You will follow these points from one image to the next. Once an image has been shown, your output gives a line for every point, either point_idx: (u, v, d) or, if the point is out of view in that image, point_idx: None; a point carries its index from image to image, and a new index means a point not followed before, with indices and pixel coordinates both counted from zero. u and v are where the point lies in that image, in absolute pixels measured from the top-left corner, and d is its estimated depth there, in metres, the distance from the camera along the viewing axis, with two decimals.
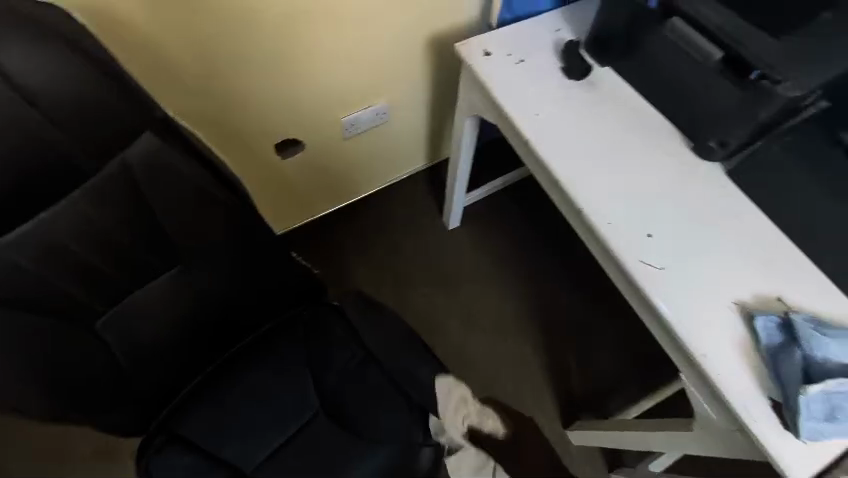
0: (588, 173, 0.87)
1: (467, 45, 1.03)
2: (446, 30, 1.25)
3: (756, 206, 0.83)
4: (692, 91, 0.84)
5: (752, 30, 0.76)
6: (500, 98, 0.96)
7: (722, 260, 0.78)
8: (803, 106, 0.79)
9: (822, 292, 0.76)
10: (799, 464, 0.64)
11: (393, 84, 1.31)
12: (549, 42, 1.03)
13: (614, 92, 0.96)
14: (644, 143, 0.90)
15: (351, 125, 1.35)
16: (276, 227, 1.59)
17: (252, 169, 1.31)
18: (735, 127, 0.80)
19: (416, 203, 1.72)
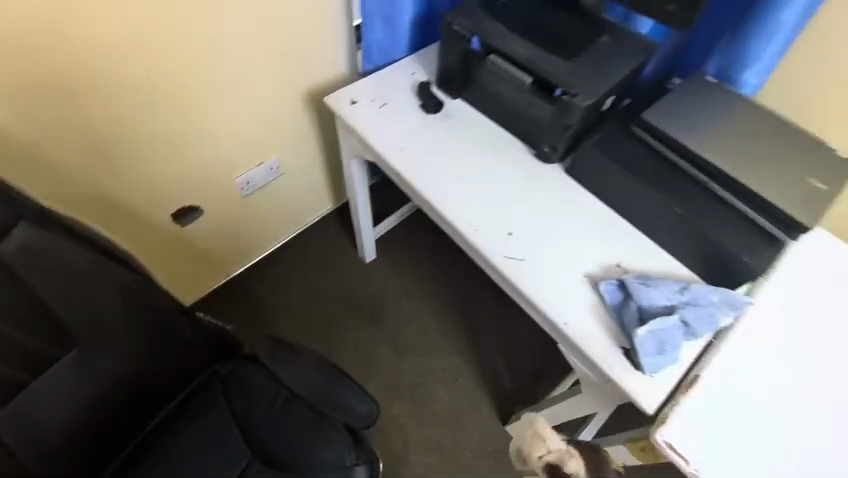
0: (452, 189, 1.01)
1: (336, 97, 1.15)
2: (324, 84, 1.37)
3: (590, 193, 1.00)
4: (520, 110, 1.02)
5: (549, 58, 0.95)
6: (370, 138, 1.08)
7: (570, 242, 0.94)
8: (604, 110, 0.98)
9: (651, 253, 0.92)
10: (650, 395, 0.78)
11: (283, 139, 1.40)
12: (407, 84, 1.18)
13: (464, 118, 1.12)
14: (494, 157, 1.06)
15: (247, 183, 1.42)
16: (184, 294, 1.58)
17: (150, 240, 1.32)
18: (557, 133, 0.97)
19: (331, 243, 1.79)
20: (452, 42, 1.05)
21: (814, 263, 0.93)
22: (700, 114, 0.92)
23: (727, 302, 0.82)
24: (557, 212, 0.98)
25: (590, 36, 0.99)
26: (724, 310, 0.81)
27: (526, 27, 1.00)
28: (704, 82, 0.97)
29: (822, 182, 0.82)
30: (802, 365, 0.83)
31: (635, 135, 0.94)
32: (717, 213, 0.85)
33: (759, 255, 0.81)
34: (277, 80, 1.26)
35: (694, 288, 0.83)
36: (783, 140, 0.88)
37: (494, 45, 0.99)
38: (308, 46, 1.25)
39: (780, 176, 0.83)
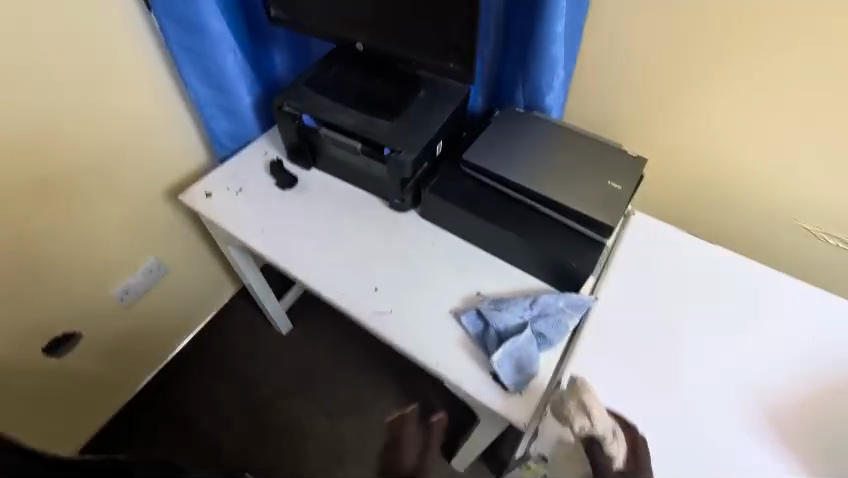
0: (315, 260, 1.04)
1: (190, 193, 1.16)
2: (186, 177, 1.37)
3: (444, 231, 1.08)
4: (364, 170, 1.08)
5: (371, 122, 1.03)
6: (228, 227, 1.10)
7: (432, 283, 1.00)
8: (437, 155, 1.07)
9: (506, 273, 1.01)
10: (522, 411, 0.83)
11: (157, 240, 1.39)
12: (260, 164, 1.22)
13: (319, 187, 1.17)
14: (351, 218, 1.11)
15: (126, 293, 1.38)
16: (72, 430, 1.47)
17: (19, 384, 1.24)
18: (397, 187, 1.04)
19: (244, 325, 1.75)
20: (286, 121, 1.09)
21: (645, 252, 1.06)
22: (515, 145, 1.03)
23: (573, 305, 0.92)
24: (416, 258, 1.04)
25: (408, 93, 1.08)
26: (570, 313, 0.91)
27: (349, 96, 1.07)
28: (517, 115, 1.09)
29: (618, 185, 0.94)
30: (650, 345, 0.94)
31: (468, 175, 1.04)
32: (544, 229, 0.95)
33: (585, 258, 0.91)
34: (130, 188, 1.24)
35: (541, 299, 0.91)
36: (586, 154, 1.00)
37: (322, 119, 1.05)
38: (155, 147, 1.25)
39: (584, 188, 0.95)
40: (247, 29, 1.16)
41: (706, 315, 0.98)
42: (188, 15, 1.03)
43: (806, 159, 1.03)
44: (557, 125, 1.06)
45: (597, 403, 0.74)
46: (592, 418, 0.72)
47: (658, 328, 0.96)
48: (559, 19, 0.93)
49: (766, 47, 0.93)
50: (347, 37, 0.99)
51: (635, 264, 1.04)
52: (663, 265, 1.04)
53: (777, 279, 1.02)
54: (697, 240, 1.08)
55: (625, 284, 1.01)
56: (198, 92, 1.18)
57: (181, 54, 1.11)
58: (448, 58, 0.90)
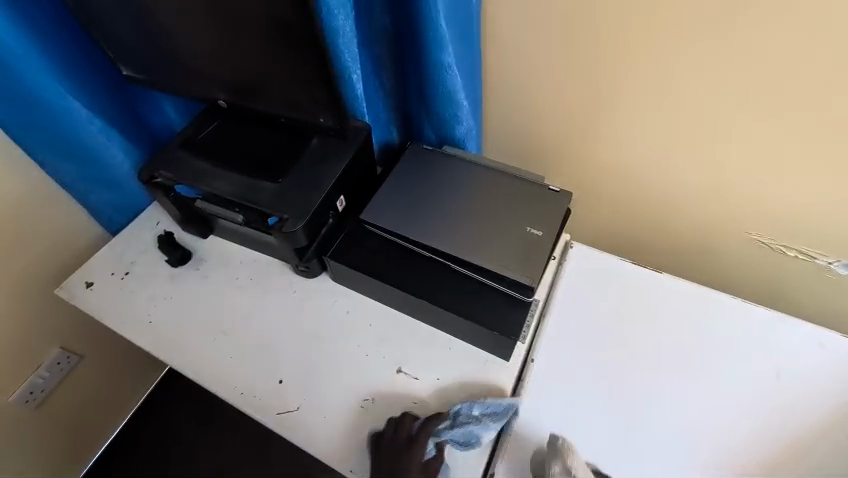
0: (213, 353, 0.90)
1: (68, 284, 1.00)
2: (78, 254, 1.19)
3: (360, 297, 0.95)
4: (259, 238, 0.94)
5: (254, 188, 0.88)
6: (113, 322, 0.95)
7: (348, 366, 0.87)
8: (339, 211, 0.93)
9: (432, 340, 0.88)
10: None
11: (58, 329, 1.22)
12: (151, 237, 1.05)
13: (219, 257, 1.02)
14: (256, 293, 0.97)
15: (31, 393, 1.21)
16: None
17: None
18: (296, 256, 0.90)
19: (186, 392, 1.56)
20: (161, 194, 0.95)
21: (587, 289, 0.93)
22: (423, 190, 0.89)
23: (490, 411, 0.77)
24: (328, 334, 0.91)
25: (297, 145, 0.93)
26: (486, 422, 0.75)
27: (228, 156, 0.93)
28: (426, 153, 0.94)
29: (537, 231, 0.81)
30: (600, 403, 0.82)
31: (372, 231, 0.89)
32: (463, 291, 0.81)
33: (509, 322, 0.78)
34: (6, 282, 1.07)
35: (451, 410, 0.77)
36: (504, 193, 0.87)
37: (198, 189, 0.90)
38: (31, 233, 1.08)
39: (502, 238, 0.82)
40: (109, 90, 0.99)
41: (660, 357, 0.86)
42: (16, 92, 0.86)
43: (789, 157, 0.82)
44: (472, 162, 0.93)
45: (580, 462, 0.70)
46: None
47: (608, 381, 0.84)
48: (444, 45, 0.81)
49: (690, 50, 0.77)
50: (207, 96, 0.85)
51: (577, 305, 0.92)
52: (609, 302, 0.92)
53: (735, 306, 0.91)
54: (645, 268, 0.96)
55: (567, 331, 0.89)
56: (63, 171, 1.01)
57: (26, 140, 0.94)
58: (317, 113, 0.76)
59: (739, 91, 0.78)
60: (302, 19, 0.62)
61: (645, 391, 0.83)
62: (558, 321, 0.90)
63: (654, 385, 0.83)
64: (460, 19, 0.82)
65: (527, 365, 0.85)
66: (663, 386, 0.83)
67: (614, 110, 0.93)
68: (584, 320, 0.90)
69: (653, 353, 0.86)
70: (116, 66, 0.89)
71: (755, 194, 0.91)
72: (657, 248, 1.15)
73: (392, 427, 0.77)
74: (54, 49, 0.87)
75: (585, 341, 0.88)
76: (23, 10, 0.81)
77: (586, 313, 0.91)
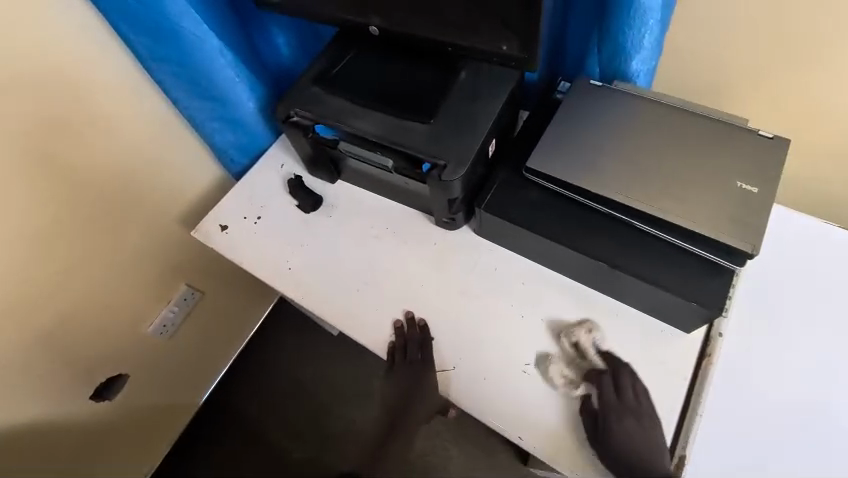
0: (358, 306, 0.87)
1: (203, 227, 0.98)
2: (198, 194, 1.18)
3: (507, 251, 0.87)
4: (402, 185, 0.88)
5: (404, 129, 0.79)
6: (253, 268, 0.93)
7: (502, 326, 0.82)
8: (490, 157, 0.83)
9: (592, 305, 0.81)
10: None
11: (186, 265, 1.25)
12: (279, 181, 1.01)
13: (351, 204, 0.96)
14: (394, 243, 0.91)
15: (164, 326, 1.27)
16: (145, 461, 1.41)
17: (69, 436, 1.17)
18: (445, 207, 0.83)
19: (292, 329, 1.61)
20: (298, 135, 0.88)
21: (773, 256, 0.84)
22: (599, 135, 0.77)
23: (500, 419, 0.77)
24: (477, 292, 0.85)
25: (443, 80, 0.82)
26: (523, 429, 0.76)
27: (370, 94, 0.83)
28: (596, 91, 0.80)
29: (752, 188, 0.69)
30: (784, 388, 0.75)
31: (532, 181, 0.79)
32: (647, 254, 0.72)
33: (707, 291, 0.68)
34: (140, 219, 1.08)
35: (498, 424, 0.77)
36: (699, 142, 0.73)
37: (340, 130, 0.83)
38: (158, 172, 1.07)
39: (704, 196, 0.69)
40: (233, 19, 0.90)
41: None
42: (152, 15, 0.80)
43: None
44: (655, 103, 0.78)
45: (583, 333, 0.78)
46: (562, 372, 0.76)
47: (801, 357, 0.77)
48: None
49: None
50: (356, 21, 0.74)
51: (762, 274, 0.82)
52: (798, 271, 0.82)
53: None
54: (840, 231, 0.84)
55: (752, 302, 0.81)
56: (190, 104, 0.97)
57: (158, 68, 0.90)
58: (499, 40, 0.65)
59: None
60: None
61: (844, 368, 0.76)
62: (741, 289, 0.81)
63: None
64: None
65: (712, 338, 0.77)
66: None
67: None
68: (770, 289, 0.81)
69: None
70: None
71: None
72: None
73: (414, 331, 0.82)
74: None
75: (772, 313, 0.80)
76: None
77: (771, 282, 0.82)
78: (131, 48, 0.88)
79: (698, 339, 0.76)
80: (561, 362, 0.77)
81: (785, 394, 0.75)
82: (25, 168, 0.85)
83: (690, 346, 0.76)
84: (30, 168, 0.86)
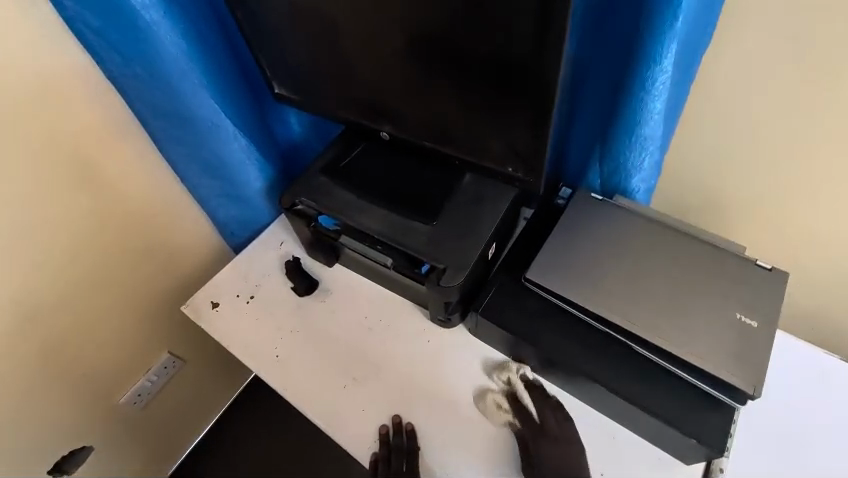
0: (342, 402, 0.83)
1: (194, 302, 0.96)
2: (193, 260, 1.17)
3: (503, 356, 0.84)
4: (398, 280, 0.88)
5: (405, 229, 0.80)
6: (239, 350, 0.90)
7: (493, 439, 0.77)
8: (490, 260, 0.83)
9: (587, 424, 0.77)
10: None
11: (169, 331, 1.20)
12: (276, 260, 1.00)
13: (346, 290, 0.95)
14: (386, 336, 0.89)
15: (139, 395, 1.20)
16: None
17: None
18: (441, 308, 0.82)
19: (271, 401, 1.52)
20: (300, 222, 0.89)
21: (791, 389, 0.78)
22: (599, 251, 0.78)
23: None
24: (468, 399, 0.81)
25: (449, 181, 0.83)
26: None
27: (377, 190, 0.84)
28: (596, 204, 0.82)
29: (751, 321, 0.68)
30: None
31: (531, 290, 0.78)
32: (647, 379, 0.70)
33: (707, 427, 0.66)
34: (133, 284, 1.06)
35: None
36: (698, 269, 0.74)
37: (343, 222, 0.84)
38: (158, 238, 1.06)
39: (702, 325, 0.69)
40: (251, 106, 0.94)
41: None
42: (175, 102, 0.84)
43: None
44: (654, 221, 0.80)
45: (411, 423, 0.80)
46: (409, 454, 0.75)
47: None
48: (657, 92, 0.66)
49: None
50: (369, 125, 0.77)
51: (776, 406, 0.76)
52: (824, 416, 0.75)
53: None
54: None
55: (768, 438, 0.74)
56: (200, 179, 0.99)
57: (174, 145, 0.93)
58: (505, 161, 0.67)
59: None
60: (541, 60, 0.53)
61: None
62: (760, 425, 0.75)
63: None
64: (687, 61, 0.66)
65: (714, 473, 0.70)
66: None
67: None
68: (786, 426, 0.75)
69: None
70: (268, 83, 0.83)
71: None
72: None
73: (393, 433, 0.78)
74: (216, 59, 0.83)
75: (791, 456, 0.72)
76: (185, 30, 0.77)
77: (790, 419, 0.75)
78: (148, 129, 0.91)
79: (698, 473, 0.71)
80: (403, 438, 0.77)
81: None
82: (25, 235, 0.84)
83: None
84: (29, 237, 0.84)
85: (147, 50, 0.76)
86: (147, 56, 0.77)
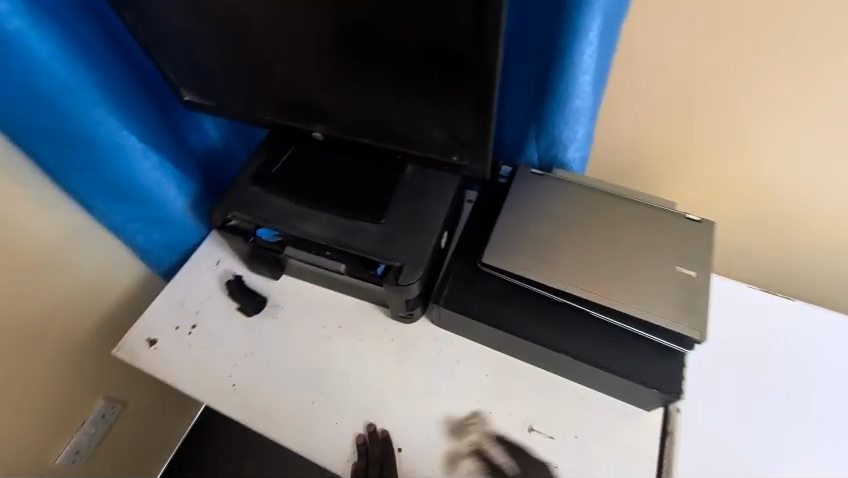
0: (313, 419, 0.80)
1: (128, 343, 0.87)
2: (117, 293, 1.04)
3: (469, 341, 0.85)
4: (352, 284, 0.84)
5: (354, 232, 0.76)
6: (189, 387, 0.83)
7: (470, 424, 0.78)
8: (443, 249, 0.82)
9: (558, 392, 0.80)
10: None
11: (101, 376, 1.08)
12: (215, 281, 0.92)
13: (298, 301, 0.90)
14: (348, 341, 0.86)
15: (77, 452, 1.07)
16: None
17: None
18: (402, 305, 0.80)
19: (229, 426, 1.42)
20: (237, 238, 0.82)
21: (729, 327, 0.86)
22: (547, 226, 0.79)
23: None
24: (441, 390, 0.81)
25: (391, 174, 0.80)
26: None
27: (316, 193, 0.79)
28: (537, 180, 0.84)
29: (689, 272, 0.74)
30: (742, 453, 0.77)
31: (488, 274, 0.79)
32: (607, 341, 0.73)
33: (664, 376, 0.71)
34: (47, 333, 0.93)
35: None
36: (639, 230, 0.78)
37: (285, 233, 0.78)
38: (70, 277, 0.93)
39: (649, 284, 0.74)
40: (158, 117, 0.84)
41: (819, 403, 0.80)
42: (65, 125, 0.73)
43: None
44: (593, 189, 0.83)
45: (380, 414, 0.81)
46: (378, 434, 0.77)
47: (766, 433, 0.78)
48: (584, 65, 0.67)
49: None
50: (298, 126, 0.72)
51: (717, 346, 0.84)
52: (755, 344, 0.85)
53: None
54: (783, 300, 0.88)
55: (712, 372, 0.82)
56: (109, 208, 0.88)
57: (70, 174, 0.81)
58: (449, 150, 0.65)
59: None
60: (481, 45, 0.51)
61: (811, 442, 0.77)
62: (704, 361, 0.83)
63: (817, 435, 0.78)
64: (609, 33, 0.68)
65: (672, 414, 0.76)
66: (830, 438, 0.78)
67: (754, 120, 0.81)
68: (727, 362, 0.83)
69: (811, 399, 0.80)
70: (175, 90, 0.74)
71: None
72: (768, 274, 1.06)
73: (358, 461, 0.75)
74: (107, 69, 0.73)
75: (733, 387, 0.81)
76: (63, 39, 0.66)
77: (728, 355, 0.84)
78: (35, 159, 0.78)
79: (659, 417, 0.77)
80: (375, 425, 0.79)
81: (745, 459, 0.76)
82: None
83: (652, 425, 0.77)
84: None
85: (18, 68, 0.65)
86: (20, 76, 0.66)
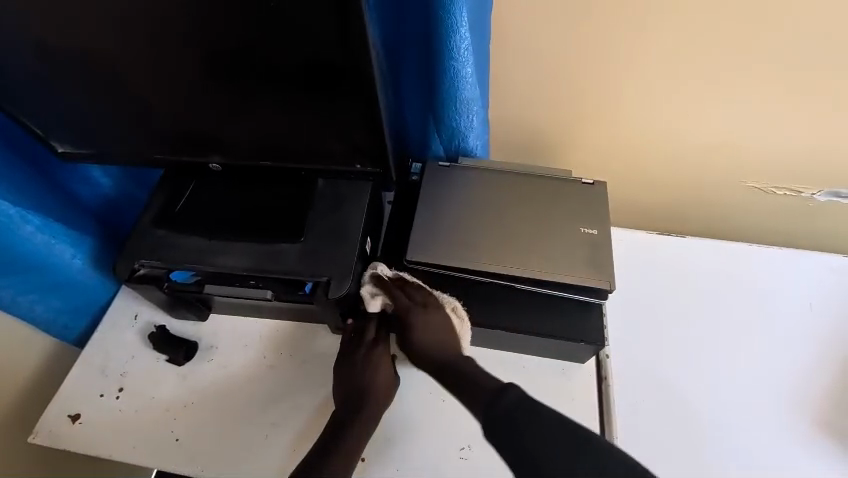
0: (268, 454, 0.77)
1: (47, 424, 0.79)
2: (25, 374, 0.94)
3: None
4: (285, 309, 0.83)
5: (274, 256, 0.75)
6: (126, 454, 0.77)
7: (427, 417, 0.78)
8: (369, 255, 0.83)
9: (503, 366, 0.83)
10: None
11: (24, 466, 0.97)
12: (136, 336, 0.86)
13: (232, 339, 0.86)
14: (292, 366, 0.84)
15: None
16: None
17: None
18: (338, 317, 0.80)
19: None
20: (150, 288, 0.77)
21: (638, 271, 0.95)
22: (462, 214, 0.83)
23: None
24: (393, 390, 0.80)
25: (303, 193, 0.79)
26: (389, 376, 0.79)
27: (227, 225, 0.77)
28: (446, 172, 0.87)
29: (592, 231, 0.81)
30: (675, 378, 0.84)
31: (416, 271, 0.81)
32: (535, 309, 0.79)
33: (589, 328, 0.77)
34: None
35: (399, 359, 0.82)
36: (544, 201, 0.84)
37: (201, 271, 0.75)
38: None
39: (562, 248, 0.80)
40: (33, 176, 0.77)
41: (736, 342, 0.87)
42: None
43: (787, 124, 0.85)
44: (496, 171, 0.88)
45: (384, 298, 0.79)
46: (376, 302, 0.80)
47: (694, 360, 0.85)
48: (463, 59, 0.71)
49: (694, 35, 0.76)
50: (192, 161, 0.69)
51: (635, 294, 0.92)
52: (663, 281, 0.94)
53: (795, 292, 0.92)
54: (678, 238, 0.99)
55: (632, 315, 0.90)
56: None
57: None
58: (351, 159, 0.66)
59: (764, 50, 0.75)
60: (355, 54, 0.53)
61: (724, 351, 0.86)
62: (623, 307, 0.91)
63: (738, 378, 0.84)
64: (479, 25, 0.73)
65: (604, 361, 0.84)
66: (749, 379, 0.84)
67: None
68: (656, 312, 0.90)
69: (724, 321, 0.89)
70: (46, 144, 0.68)
71: (778, 150, 0.90)
72: None
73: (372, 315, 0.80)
74: None
75: (658, 328, 0.89)
76: None
77: (640, 296, 0.92)
78: None
79: (594, 366, 0.83)
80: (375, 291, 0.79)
81: (679, 383, 0.83)
82: None
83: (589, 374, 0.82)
84: None
85: None
86: None
